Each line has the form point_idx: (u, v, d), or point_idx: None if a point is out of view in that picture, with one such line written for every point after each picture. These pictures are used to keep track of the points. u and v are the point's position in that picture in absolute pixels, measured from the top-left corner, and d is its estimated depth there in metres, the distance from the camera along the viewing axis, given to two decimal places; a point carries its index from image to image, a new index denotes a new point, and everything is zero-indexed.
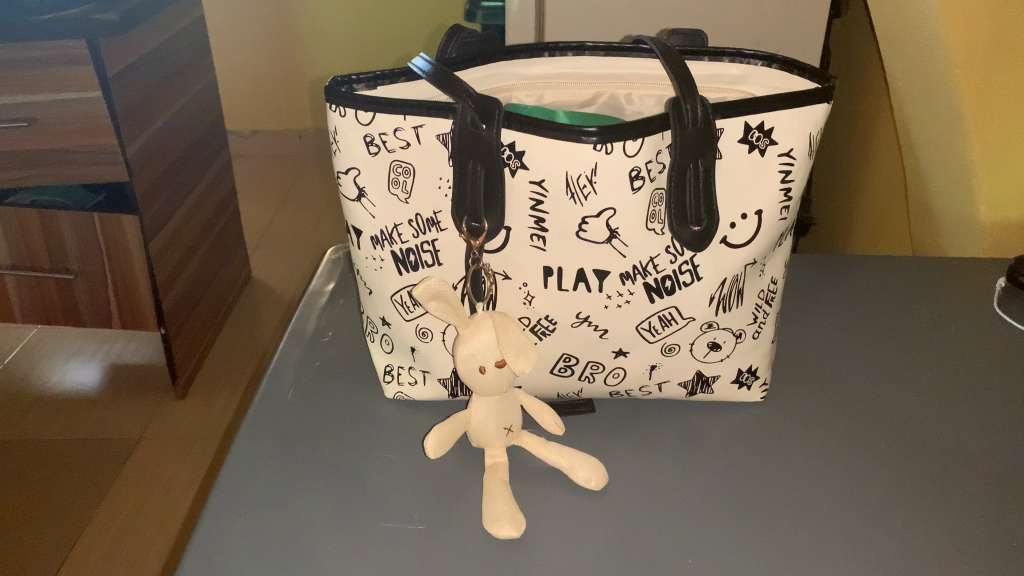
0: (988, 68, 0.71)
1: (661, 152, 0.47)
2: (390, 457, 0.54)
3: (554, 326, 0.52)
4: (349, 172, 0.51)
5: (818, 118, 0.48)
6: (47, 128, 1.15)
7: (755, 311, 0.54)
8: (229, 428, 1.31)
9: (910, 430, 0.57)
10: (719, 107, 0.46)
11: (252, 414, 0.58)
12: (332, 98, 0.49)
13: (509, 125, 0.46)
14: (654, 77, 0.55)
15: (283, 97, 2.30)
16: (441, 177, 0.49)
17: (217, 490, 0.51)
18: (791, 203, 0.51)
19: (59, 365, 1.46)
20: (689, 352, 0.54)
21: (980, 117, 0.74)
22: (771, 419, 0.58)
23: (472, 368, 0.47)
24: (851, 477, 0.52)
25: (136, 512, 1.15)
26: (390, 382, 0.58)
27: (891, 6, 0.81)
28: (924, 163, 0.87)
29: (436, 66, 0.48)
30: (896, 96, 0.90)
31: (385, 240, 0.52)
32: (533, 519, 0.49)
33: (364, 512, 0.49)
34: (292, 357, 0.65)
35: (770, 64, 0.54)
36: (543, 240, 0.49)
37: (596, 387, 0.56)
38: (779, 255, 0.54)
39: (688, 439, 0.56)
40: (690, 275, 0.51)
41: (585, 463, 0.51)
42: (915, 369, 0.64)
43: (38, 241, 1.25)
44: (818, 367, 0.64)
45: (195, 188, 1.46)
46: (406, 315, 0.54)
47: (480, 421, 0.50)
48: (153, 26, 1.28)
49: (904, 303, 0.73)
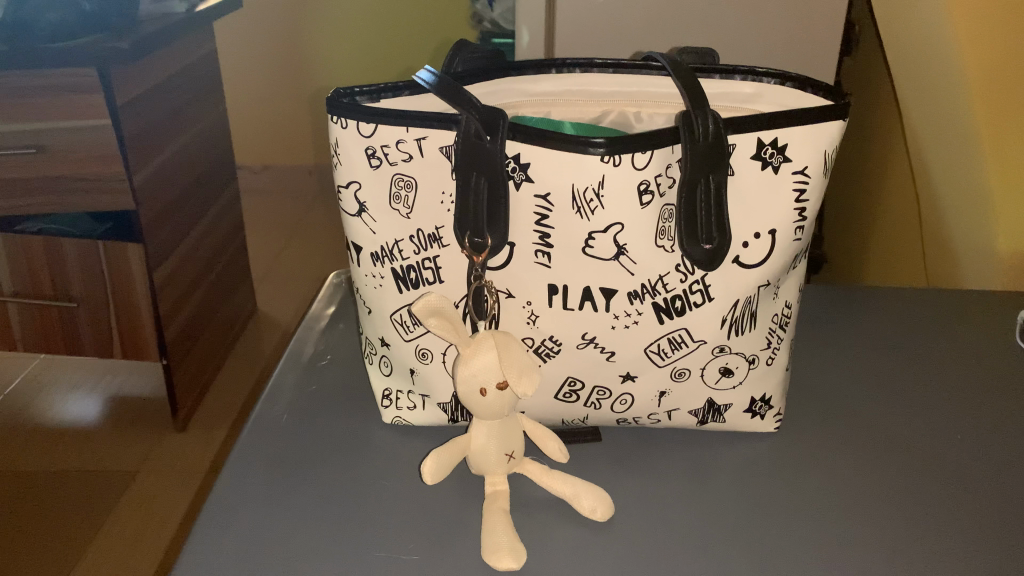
0: (1002, 94, 0.70)
1: (671, 167, 0.45)
2: (387, 484, 0.52)
3: (558, 348, 0.50)
4: (349, 186, 0.49)
5: (834, 135, 0.47)
6: (54, 156, 1.14)
7: (768, 336, 0.52)
8: (215, 461, 1.28)
9: (933, 464, 0.54)
10: (731, 122, 0.45)
11: (243, 439, 0.56)
12: (333, 110, 0.48)
13: (514, 137, 0.45)
14: (665, 94, 0.54)
15: (293, 133, 2.32)
16: (443, 192, 0.47)
17: (202, 516, 0.49)
18: (805, 224, 0.49)
19: (60, 396, 1.45)
20: (700, 377, 0.52)
21: (998, 147, 0.72)
22: (786, 451, 0.56)
23: (473, 389, 0.45)
24: (871, 510, 0.50)
25: (127, 541, 1.12)
26: (388, 407, 0.56)
27: (904, 34, 0.81)
28: (941, 194, 0.86)
29: (442, 78, 0.47)
30: (910, 128, 0.89)
31: (385, 257, 0.50)
32: (536, 552, 0.46)
33: (358, 542, 0.47)
34: (289, 380, 0.63)
35: (783, 83, 0.53)
36: (548, 256, 0.47)
37: (601, 414, 0.54)
38: (793, 278, 0.52)
39: (699, 470, 0.53)
40: (701, 295, 0.49)
41: (590, 492, 0.48)
42: (932, 401, 0.62)
43: (42, 270, 1.24)
44: (832, 398, 0.62)
45: (202, 219, 1.46)
46: (405, 335, 0.52)
47: (480, 446, 0.48)
48: (165, 58, 1.29)
49: (919, 333, 0.71)
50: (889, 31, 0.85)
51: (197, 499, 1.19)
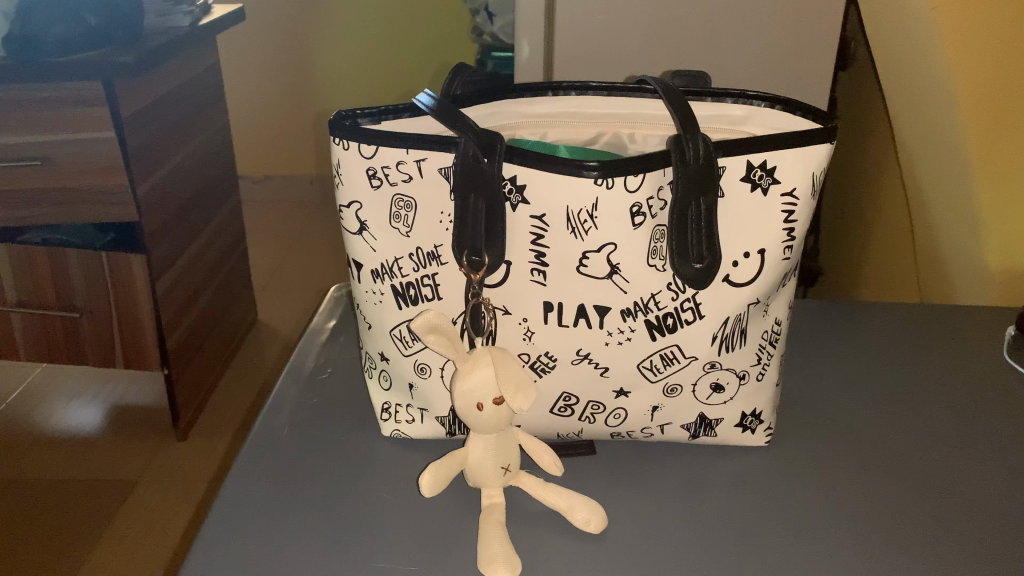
0: (991, 112, 0.71)
1: (663, 189, 0.47)
2: (387, 496, 0.53)
3: (554, 363, 0.51)
4: (350, 206, 0.51)
5: (823, 158, 0.48)
6: (59, 167, 1.16)
7: (759, 352, 0.53)
8: (218, 472, 1.29)
9: (921, 478, 0.56)
10: (721, 145, 0.46)
11: (245, 451, 0.57)
12: (335, 131, 0.49)
13: (511, 159, 0.46)
14: (658, 116, 0.55)
15: (294, 144, 2.33)
16: (441, 211, 0.49)
17: (204, 528, 0.50)
18: (794, 243, 0.50)
19: (62, 405, 1.46)
20: (692, 393, 0.53)
21: (987, 163, 0.73)
22: (777, 464, 0.57)
23: (470, 405, 0.46)
24: (860, 524, 0.51)
25: (130, 550, 1.13)
26: (387, 420, 0.57)
27: (894, 52, 0.82)
28: (933, 210, 0.87)
29: (441, 101, 0.48)
30: (902, 144, 0.90)
31: (384, 274, 0.52)
32: (532, 563, 0.47)
33: (357, 553, 0.48)
34: (290, 393, 0.64)
35: (773, 105, 0.54)
36: (544, 274, 0.49)
37: (596, 428, 0.55)
38: (783, 296, 0.53)
39: (692, 484, 0.55)
40: (692, 313, 0.50)
41: (584, 505, 0.49)
42: (921, 416, 0.63)
43: (46, 281, 1.25)
44: (822, 413, 0.63)
45: (204, 230, 1.47)
46: (405, 350, 0.53)
47: (478, 459, 0.49)
48: (169, 71, 1.30)
49: (909, 349, 0.72)
50: (880, 48, 0.87)
51: (199, 509, 1.20)
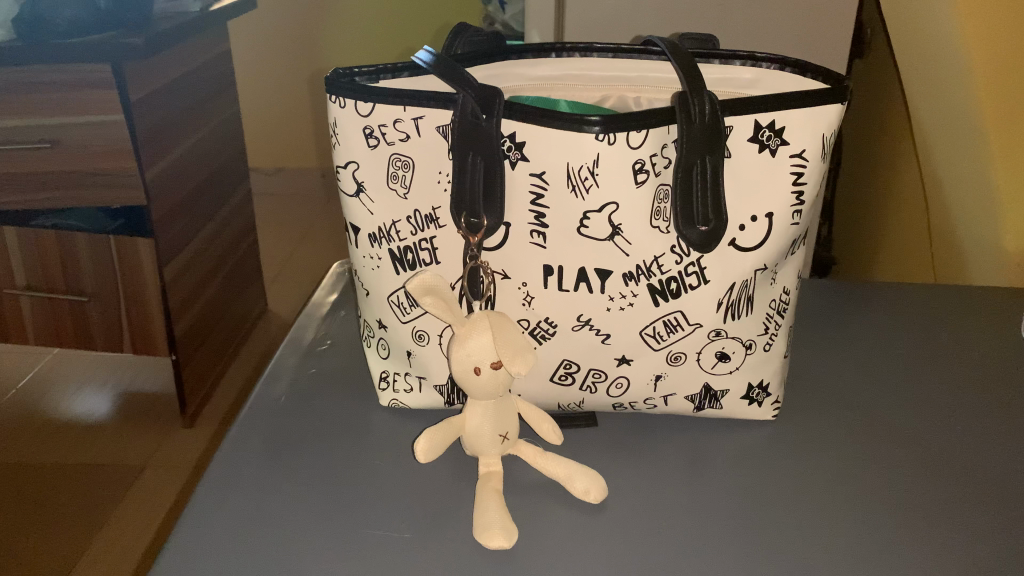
0: (1007, 87, 0.69)
1: (667, 147, 0.45)
2: (384, 465, 0.52)
3: (554, 329, 0.50)
4: (348, 166, 0.49)
5: (832, 119, 0.46)
6: (67, 150, 1.15)
7: (766, 321, 0.52)
8: (204, 458, 1.28)
9: (935, 458, 0.54)
10: (728, 104, 0.45)
11: (241, 420, 0.56)
12: (333, 89, 0.48)
13: (511, 115, 0.45)
14: (664, 80, 0.54)
15: (307, 136, 2.34)
16: (440, 171, 0.48)
17: (195, 495, 0.49)
18: (803, 208, 0.48)
19: (70, 390, 1.46)
20: (696, 362, 0.52)
21: (1003, 141, 0.71)
22: (784, 439, 0.55)
23: (467, 368, 0.45)
24: (869, 502, 0.49)
25: (109, 534, 1.13)
26: (385, 390, 0.56)
27: (909, 28, 0.81)
28: (948, 191, 0.85)
29: (439, 58, 0.47)
30: (918, 125, 0.88)
31: (382, 238, 0.50)
32: (529, 531, 0.46)
33: (349, 522, 0.47)
34: (288, 365, 0.63)
35: (784, 68, 0.53)
36: (543, 236, 0.47)
37: (597, 398, 0.54)
38: (792, 264, 0.51)
39: (697, 458, 0.53)
40: (696, 277, 0.48)
41: (584, 474, 0.48)
42: (933, 394, 0.61)
43: (55, 264, 1.26)
44: (834, 392, 0.61)
45: (213, 217, 1.46)
46: (402, 317, 0.52)
47: (475, 427, 0.48)
48: (177, 55, 1.30)
49: (923, 329, 0.70)
50: (896, 25, 0.85)
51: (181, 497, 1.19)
